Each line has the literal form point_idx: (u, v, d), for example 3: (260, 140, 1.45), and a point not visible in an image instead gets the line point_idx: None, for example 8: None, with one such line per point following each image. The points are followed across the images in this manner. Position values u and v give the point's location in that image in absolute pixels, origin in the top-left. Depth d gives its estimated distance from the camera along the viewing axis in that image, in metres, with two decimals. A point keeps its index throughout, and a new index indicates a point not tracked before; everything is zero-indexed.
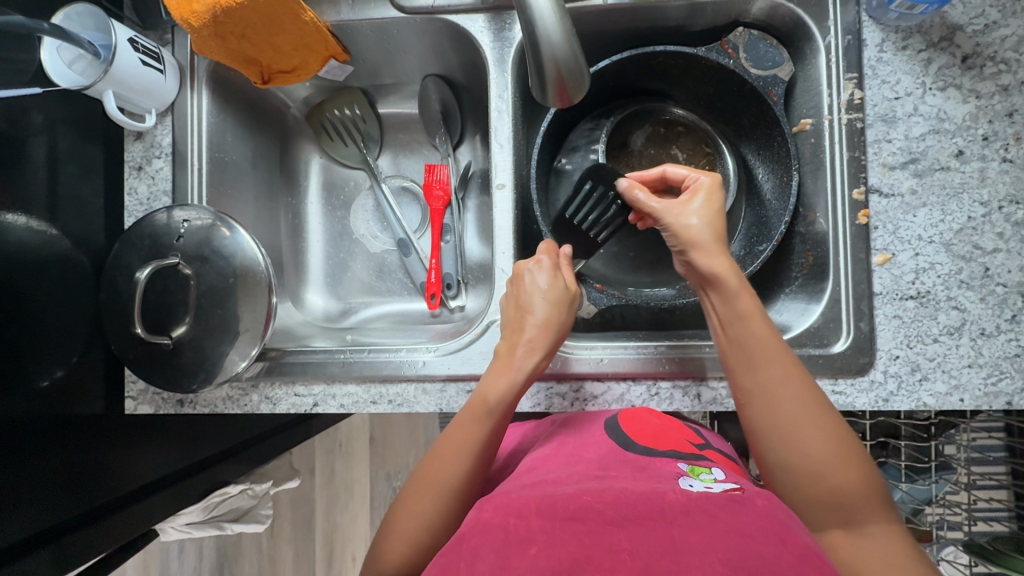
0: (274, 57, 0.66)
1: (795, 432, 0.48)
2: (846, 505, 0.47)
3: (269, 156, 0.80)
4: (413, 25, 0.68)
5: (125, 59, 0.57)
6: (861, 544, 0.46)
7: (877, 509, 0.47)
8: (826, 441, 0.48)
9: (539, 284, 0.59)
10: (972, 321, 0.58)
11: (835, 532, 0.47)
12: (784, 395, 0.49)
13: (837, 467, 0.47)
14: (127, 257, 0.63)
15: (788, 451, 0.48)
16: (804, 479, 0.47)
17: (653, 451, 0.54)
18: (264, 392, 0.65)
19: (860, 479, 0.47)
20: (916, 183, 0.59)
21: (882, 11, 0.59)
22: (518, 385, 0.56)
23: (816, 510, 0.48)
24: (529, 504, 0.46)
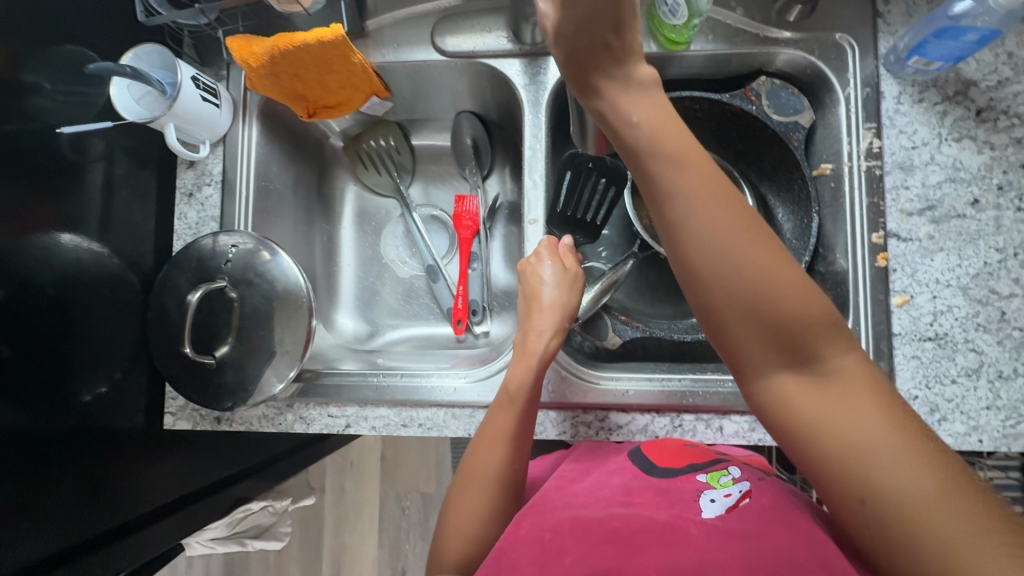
0: (321, 93, 0.70)
1: (734, 293, 0.37)
2: (802, 344, 0.38)
3: (307, 184, 0.84)
4: (452, 67, 0.72)
5: (188, 95, 0.62)
6: (839, 399, 0.38)
7: (830, 339, 0.38)
8: (764, 281, 0.37)
9: (543, 275, 0.63)
10: (989, 363, 0.59)
11: (792, 380, 0.39)
12: (714, 241, 0.37)
13: (790, 304, 0.37)
14: (175, 279, 0.67)
15: (734, 316, 0.38)
16: (757, 347, 0.38)
17: (672, 470, 0.55)
18: (299, 412, 0.67)
19: (820, 314, 0.38)
20: (933, 229, 0.61)
21: (900, 66, 0.62)
22: (536, 369, 0.58)
23: (766, 356, 0.39)
24: (561, 521, 0.50)
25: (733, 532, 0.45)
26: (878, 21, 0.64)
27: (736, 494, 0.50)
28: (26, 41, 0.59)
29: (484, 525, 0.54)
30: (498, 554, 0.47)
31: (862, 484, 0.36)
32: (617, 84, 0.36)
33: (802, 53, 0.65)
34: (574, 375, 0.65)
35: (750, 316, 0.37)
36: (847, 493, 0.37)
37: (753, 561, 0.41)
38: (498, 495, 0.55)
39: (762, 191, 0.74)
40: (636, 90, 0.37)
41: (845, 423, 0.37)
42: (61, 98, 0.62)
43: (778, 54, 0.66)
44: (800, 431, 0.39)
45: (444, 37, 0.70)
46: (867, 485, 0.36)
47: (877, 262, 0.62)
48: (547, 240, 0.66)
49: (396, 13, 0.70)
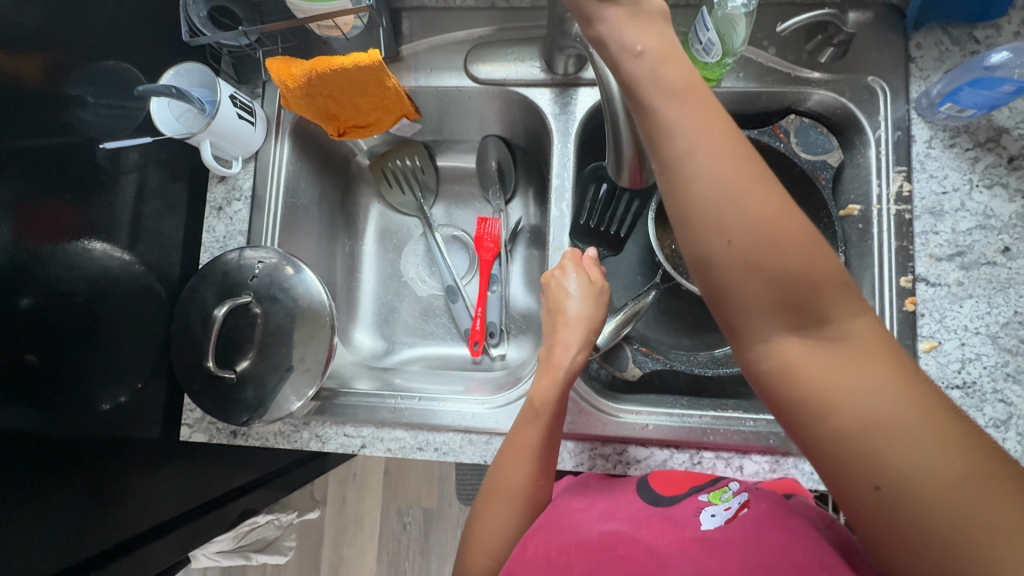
0: (352, 113, 0.71)
1: (742, 240, 0.34)
2: (809, 301, 0.35)
3: (332, 200, 0.84)
4: (482, 93, 0.73)
5: (225, 114, 0.63)
6: (860, 389, 0.34)
7: (836, 301, 0.36)
8: (773, 230, 0.34)
9: (569, 288, 0.62)
10: (1018, 415, 0.58)
11: (795, 347, 0.36)
12: (724, 182, 0.34)
13: (799, 258, 0.35)
14: (201, 293, 0.67)
15: (737, 269, 0.34)
16: (763, 304, 0.35)
17: (677, 497, 0.54)
18: (315, 430, 0.67)
19: (833, 285, 0.36)
20: (962, 275, 0.61)
21: (932, 111, 0.62)
22: (561, 384, 0.57)
23: (770, 319, 0.35)
24: (568, 546, 0.48)
25: (729, 545, 0.44)
26: (910, 65, 0.64)
27: (734, 505, 0.49)
28: (74, 56, 0.60)
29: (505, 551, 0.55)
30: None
31: (876, 465, 0.33)
32: (626, 13, 0.34)
33: (833, 94, 0.66)
34: (593, 407, 0.64)
35: (757, 271, 0.34)
36: (860, 476, 0.33)
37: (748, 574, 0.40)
38: (524, 513, 0.55)
39: None
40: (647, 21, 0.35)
41: (862, 400, 0.34)
42: (103, 112, 0.64)
43: (809, 94, 0.66)
44: (806, 405, 0.35)
45: (476, 64, 0.71)
46: (880, 463, 0.33)
47: (905, 307, 0.61)
48: (574, 253, 0.65)
49: (431, 39, 0.72)
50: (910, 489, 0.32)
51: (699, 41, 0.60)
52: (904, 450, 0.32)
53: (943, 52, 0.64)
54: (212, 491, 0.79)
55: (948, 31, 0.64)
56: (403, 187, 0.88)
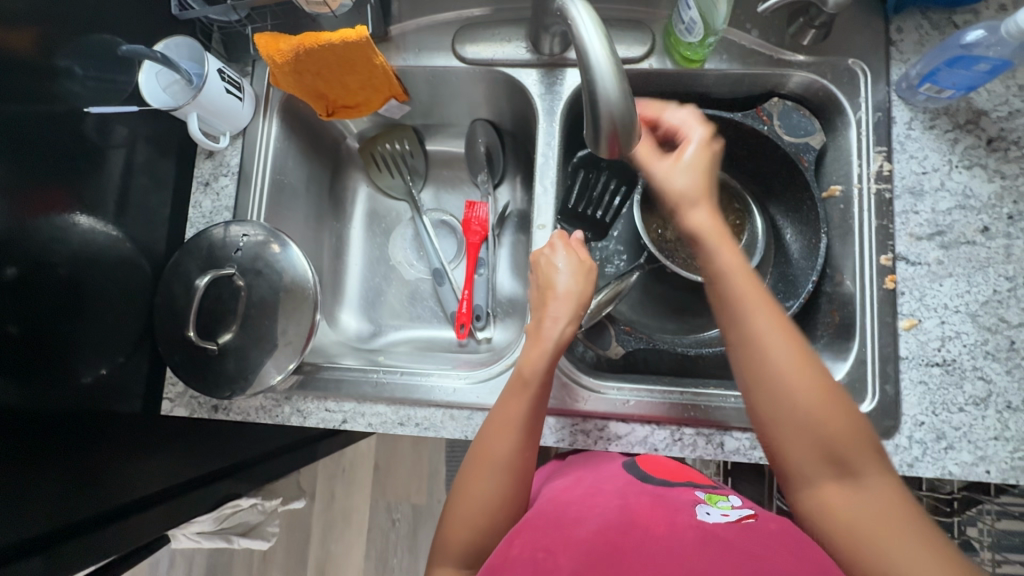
0: (341, 93, 0.72)
1: (774, 356, 0.48)
2: (842, 460, 0.46)
3: (321, 181, 0.85)
4: (470, 74, 0.74)
5: (212, 87, 0.64)
6: (851, 495, 0.45)
7: (865, 450, 0.46)
8: (813, 390, 0.47)
9: (558, 265, 0.62)
10: (998, 393, 0.58)
11: (829, 485, 0.46)
12: (768, 333, 0.49)
13: (825, 419, 0.46)
14: (185, 266, 0.68)
15: (777, 392, 0.47)
16: (797, 404, 0.47)
17: (669, 483, 0.57)
18: (296, 405, 0.67)
19: (841, 412, 0.47)
20: (942, 254, 0.61)
21: (912, 93, 0.63)
22: (550, 355, 0.57)
23: (808, 455, 0.47)
24: (556, 537, 0.47)
25: (731, 541, 0.44)
26: (890, 49, 0.65)
27: (734, 514, 0.50)
28: (63, 26, 0.61)
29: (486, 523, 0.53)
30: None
31: (864, 545, 0.43)
32: None
33: (814, 76, 0.66)
34: (574, 382, 0.65)
35: (787, 396, 0.47)
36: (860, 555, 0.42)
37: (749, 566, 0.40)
38: (507, 483, 0.54)
39: (772, 211, 0.75)
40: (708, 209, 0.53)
41: (867, 525, 0.43)
42: (91, 83, 0.64)
43: (791, 75, 0.67)
44: (796, 469, 0.47)
45: (464, 45, 0.72)
46: (869, 557, 0.42)
47: (885, 285, 0.62)
48: (560, 235, 0.65)
49: (420, 20, 0.73)
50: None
51: (682, 21, 0.62)
52: (896, 551, 0.41)
53: (922, 36, 0.65)
54: (192, 471, 0.79)
55: (927, 15, 0.65)
56: (390, 169, 0.88)
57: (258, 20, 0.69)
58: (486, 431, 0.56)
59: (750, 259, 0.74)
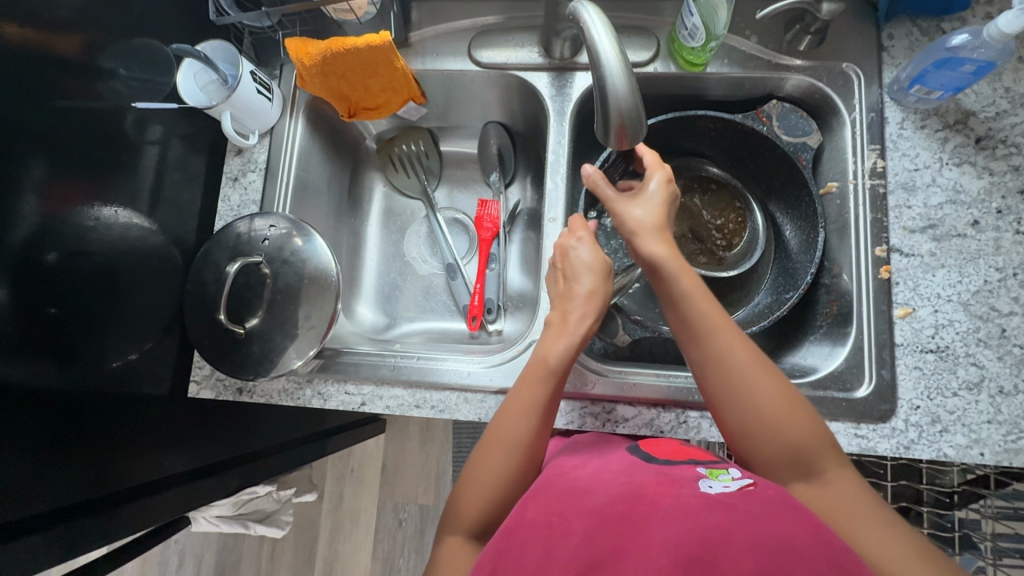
0: (363, 95, 0.77)
1: (739, 378, 0.52)
2: (808, 460, 0.50)
3: (341, 180, 0.89)
4: (485, 78, 0.79)
5: (245, 87, 0.68)
6: (822, 491, 0.50)
7: (830, 455, 0.51)
8: (776, 402, 0.52)
9: (579, 254, 0.65)
10: (990, 378, 0.61)
11: (798, 486, 0.51)
12: (732, 354, 0.53)
13: (790, 424, 0.51)
14: (214, 255, 0.71)
15: (747, 408, 0.52)
16: (762, 420, 0.51)
17: (672, 461, 0.57)
18: (317, 388, 0.70)
19: (810, 424, 0.52)
20: (935, 246, 0.64)
21: (903, 95, 0.67)
22: (574, 347, 0.61)
23: (779, 462, 0.51)
24: (567, 510, 0.49)
25: (734, 511, 0.45)
26: (882, 54, 0.69)
27: (735, 484, 0.50)
28: (109, 31, 0.66)
29: (497, 495, 0.55)
30: (505, 535, 0.46)
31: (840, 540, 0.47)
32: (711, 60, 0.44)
33: (810, 79, 0.71)
34: (583, 367, 0.67)
35: (752, 401, 0.52)
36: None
37: (756, 540, 0.41)
38: (522, 462, 0.57)
39: (772, 210, 0.78)
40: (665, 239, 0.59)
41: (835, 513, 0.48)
42: (132, 83, 0.69)
43: (788, 79, 0.71)
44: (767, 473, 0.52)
45: (479, 50, 0.76)
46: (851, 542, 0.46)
47: (880, 276, 0.65)
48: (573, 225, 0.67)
49: (437, 28, 0.77)
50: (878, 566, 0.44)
51: (686, 27, 0.66)
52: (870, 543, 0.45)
53: (912, 41, 0.69)
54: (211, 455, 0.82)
55: (917, 22, 0.69)
56: (406, 170, 0.92)
57: (287, 27, 0.74)
58: (504, 413, 0.59)
59: (752, 255, 0.77)
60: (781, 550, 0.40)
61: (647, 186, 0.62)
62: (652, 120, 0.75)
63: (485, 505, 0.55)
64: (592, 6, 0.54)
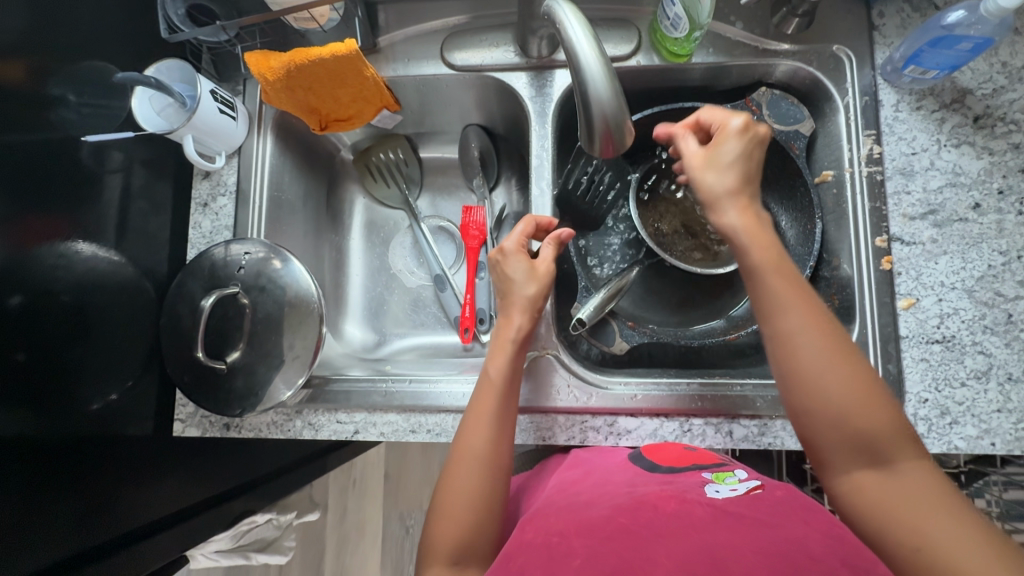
0: (333, 107, 0.73)
1: (809, 351, 0.44)
2: (878, 448, 0.42)
3: (317, 196, 0.86)
4: (461, 81, 0.75)
5: (206, 107, 0.64)
6: (892, 485, 0.41)
7: (906, 446, 0.42)
8: (845, 377, 0.44)
9: (511, 270, 0.63)
10: (998, 366, 0.59)
11: (863, 475, 0.42)
12: (799, 328, 0.45)
13: (863, 408, 0.43)
14: (189, 286, 0.68)
15: (811, 386, 0.44)
16: (825, 395, 0.44)
17: (678, 468, 0.55)
18: (307, 419, 0.67)
19: (883, 410, 0.43)
20: (936, 232, 0.62)
21: (897, 75, 0.64)
22: (513, 353, 0.59)
23: (843, 449, 0.43)
24: (569, 524, 0.47)
25: (743, 516, 0.44)
26: (874, 33, 0.66)
27: (742, 488, 0.50)
28: (55, 56, 0.61)
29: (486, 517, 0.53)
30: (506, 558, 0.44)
31: (894, 528, 0.39)
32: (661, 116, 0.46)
33: (800, 64, 0.68)
34: (580, 380, 0.65)
35: (826, 379, 0.44)
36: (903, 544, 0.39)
37: (769, 545, 0.40)
38: (487, 477, 0.54)
39: (767, 200, 0.75)
40: (738, 205, 0.49)
41: (898, 510, 0.40)
42: (85, 110, 0.65)
43: (777, 65, 0.68)
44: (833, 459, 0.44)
45: (453, 52, 0.72)
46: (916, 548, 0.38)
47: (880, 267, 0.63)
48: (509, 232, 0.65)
49: (407, 31, 0.73)
50: (941, 570, 0.36)
51: (668, 17, 0.63)
52: (940, 534, 0.37)
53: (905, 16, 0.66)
54: (204, 489, 0.79)
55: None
56: (385, 180, 0.89)
57: (248, 40, 0.70)
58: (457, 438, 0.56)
59: None
60: (796, 556, 0.39)
61: (722, 144, 0.49)
62: (638, 115, 0.72)
63: (467, 515, 0.52)
64: (568, 3, 0.50)
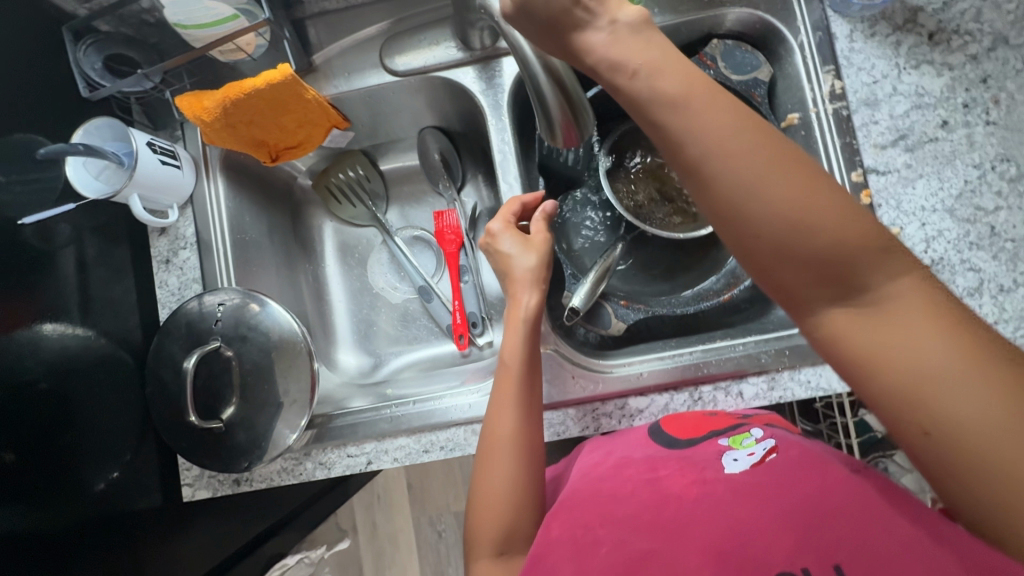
0: (280, 136, 0.69)
1: (738, 187, 0.34)
2: (847, 276, 0.34)
3: (282, 229, 0.82)
4: (408, 86, 0.72)
5: (146, 162, 0.61)
6: (873, 321, 0.34)
7: (878, 258, 0.34)
8: (819, 224, 0.34)
9: (506, 250, 0.62)
10: (989, 279, 0.59)
11: (835, 312, 0.35)
12: (722, 156, 0.34)
13: (824, 237, 0.34)
14: (168, 348, 0.66)
15: (750, 230, 0.34)
16: (800, 258, 0.34)
17: (694, 440, 0.53)
18: (317, 458, 0.66)
19: (847, 218, 0.34)
20: (909, 157, 0.62)
21: (847, 5, 0.63)
22: (525, 332, 0.57)
23: (807, 293, 0.35)
24: (592, 514, 0.46)
25: (763, 486, 0.43)
26: None
27: (760, 450, 0.48)
28: None
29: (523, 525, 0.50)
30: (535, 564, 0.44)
31: (883, 374, 0.34)
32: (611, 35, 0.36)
33: (749, 10, 0.66)
34: (584, 369, 0.65)
35: (773, 222, 0.34)
36: (907, 419, 0.33)
37: (795, 524, 0.39)
38: (522, 454, 0.52)
39: None
40: (637, 29, 0.36)
41: (890, 349, 0.33)
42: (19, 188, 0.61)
43: (726, 14, 0.66)
44: (795, 305, 0.36)
45: (394, 57, 0.69)
46: (923, 406, 0.33)
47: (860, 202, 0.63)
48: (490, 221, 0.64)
49: (342, 44, 0.70)
50: (947, 415, 0.32)
51: None
52: (957, 398, 0.32)
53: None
54: (227, 545, 0.78)
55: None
56: (353, 198, 0.85)
57: (179, 82, 0.66)
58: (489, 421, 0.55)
59: None
60: (824, 529, 0.38)
61: None
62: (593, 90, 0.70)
63: (505, 504, 0.50)
64: None
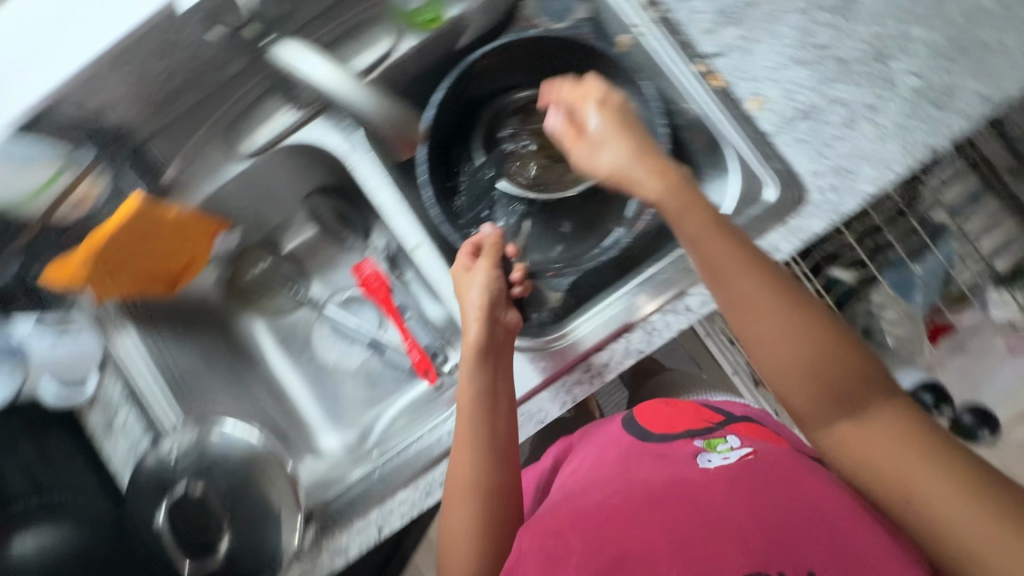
0: (165, 262, 0.70)
1: (675, 209, 0.54)
2: (756, 300, 0.52)
3: (215, 348, 0.81)
4: (267, 164, 0.72)
5: (38, 347, 0.67)
6: (771, 319, 0.52)
7: (784, 289, 0.53)
8: (810, 346, 0.51)
9: (471, 282, 0.63)
10: (857, 104, 0.60)
11: (755, 317, 0.53)
12: (655, 195, 0.55)
13: (730, 253, 0.53)
14: (139, 512, 0.63)
15: (690, 237, 0.54)
16: (819, 383, 0.51)
17: (670, 437, 0.64)
18: (330, 550, 0.64)
19: (761, 280, 0.53)
20: (738, 31, 0.64)
21: None
22: (482, 374, 0.61)
23: (729, 282, 0.53)
24: (563, 520, 0.55)
25: (735, 481, 0.54)
26: None
27: (733, 455, 0.59)
28: None
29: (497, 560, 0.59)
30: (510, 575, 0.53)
31: (767, 350, 0.52)
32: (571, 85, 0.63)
33: None
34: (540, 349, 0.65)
35: (708, 248, 0.53)
36: (774, 364, 0.52)
37: (749, 523, 0.50)
38: (485, 502, 0.59)
39: None
40: (614, 147, 0.58)
41: (765, 320, 0.52)
42: None
43: None
44: (725, 290, 0.53)
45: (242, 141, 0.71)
46: (778, 357, 0.52)
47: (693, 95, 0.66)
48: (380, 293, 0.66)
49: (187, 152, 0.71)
50: (775, 365, 0.52)
51: None
52: (791, 345, 0.51)
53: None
54: None
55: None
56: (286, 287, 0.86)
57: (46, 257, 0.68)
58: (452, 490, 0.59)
59: None
60: (772, 522, 0.50)
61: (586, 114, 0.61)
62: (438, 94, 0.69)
63: (473, 557, 0.59)
64: None
